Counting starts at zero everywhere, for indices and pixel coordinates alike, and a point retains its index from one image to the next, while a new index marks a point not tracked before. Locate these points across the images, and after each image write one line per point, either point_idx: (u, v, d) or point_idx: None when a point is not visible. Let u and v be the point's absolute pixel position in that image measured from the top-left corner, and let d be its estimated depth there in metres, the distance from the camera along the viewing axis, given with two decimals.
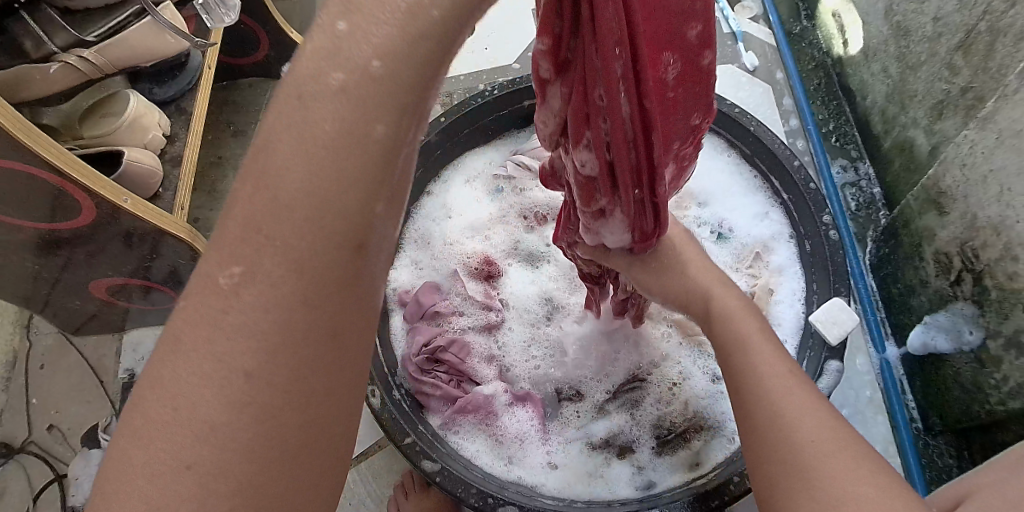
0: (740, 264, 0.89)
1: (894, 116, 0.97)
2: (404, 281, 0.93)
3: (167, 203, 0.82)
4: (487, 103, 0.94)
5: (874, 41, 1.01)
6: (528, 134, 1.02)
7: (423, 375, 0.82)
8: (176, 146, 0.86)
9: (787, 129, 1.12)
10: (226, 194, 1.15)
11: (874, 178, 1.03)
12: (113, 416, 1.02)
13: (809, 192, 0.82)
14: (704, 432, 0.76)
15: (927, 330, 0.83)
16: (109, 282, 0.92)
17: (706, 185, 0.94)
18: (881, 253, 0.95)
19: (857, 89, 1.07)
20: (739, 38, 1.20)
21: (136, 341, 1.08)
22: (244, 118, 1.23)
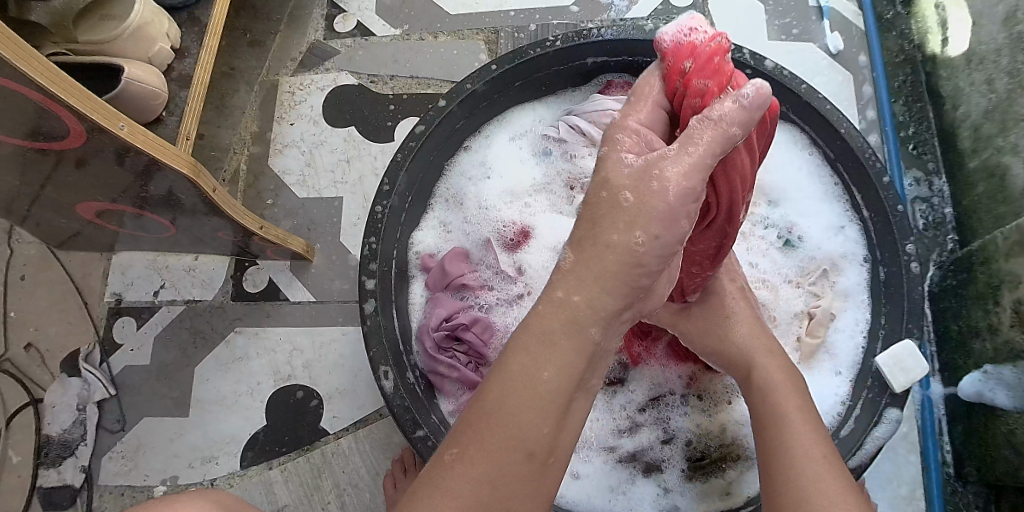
0: (802, 278, 0.81)
1: (989, 136, 0.88)
2: (429, 245, 0.86)
3: (171, 130, 0.71)
4: (542, 56, 0.83)
5: (984, 47, 0.90)
6: (584, 93, 0.91)
7: (440, 353, 0.76)
8: (185, 62, 0.75)
9: (862, 120, 1.03)
10: (237, 112, 1.06)
11: (948, 196, 0.95)
12: (96, 343, 0.96)
13: (895, 215, 0.73)
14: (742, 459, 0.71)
15: (984, 380, 0.78)
16: (99, 205, 0.83)
17: (779, 182, 0.85)
18: (946, 283, 0.88)
19: (949, 95, 0.97)
20: (825, 14, 1.08)
21: (126, 264, 1.00)
22: (262, 27, 1.10)
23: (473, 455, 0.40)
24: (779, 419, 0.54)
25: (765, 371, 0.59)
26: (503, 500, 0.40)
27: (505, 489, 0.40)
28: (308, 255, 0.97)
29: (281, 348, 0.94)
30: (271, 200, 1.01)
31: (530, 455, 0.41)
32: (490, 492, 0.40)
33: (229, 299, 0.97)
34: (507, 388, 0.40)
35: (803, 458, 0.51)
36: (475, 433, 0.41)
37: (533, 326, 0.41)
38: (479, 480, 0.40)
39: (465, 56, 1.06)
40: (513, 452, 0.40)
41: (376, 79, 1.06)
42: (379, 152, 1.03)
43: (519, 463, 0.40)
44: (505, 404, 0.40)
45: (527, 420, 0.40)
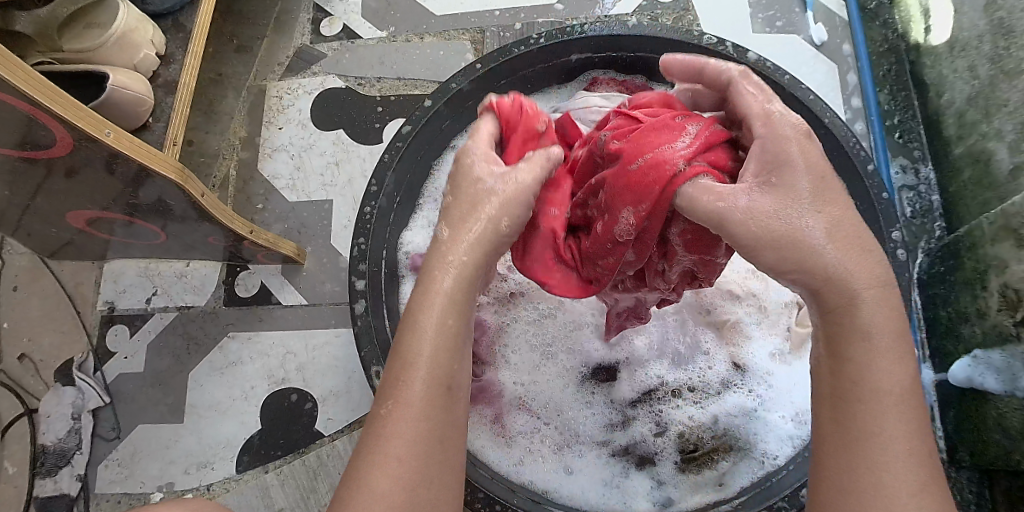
0: None
1: (973, 122, 0.88)
2: (418, 245, 0.85)
3: (157, 136, 0.71)
4: (527, 54, 0.84)
5: (966, 34, 0.90)
6: (569, 90, 0.92)
7: None
8: (169, 69, 0.75)
9: (849, 108, 1.07)
10: (225, 117, 1.06)
11: (935, 184, 0.95)
12: (89, 352, 0.96)
13: (881, 204, 0.74)
14: (734, 449, 0.71)
15: (974, 365, 0.79)
16: (89, 213, 0.83)
17: None
18: (934, 269, 0.88)
19: (932, 83, 0.97)
20: (809, 6, 1.09)
21: (118, 272, 1.00)
22: (249, 33, 1.10)
23: (409, 404, 0.46)
24: (863, 374, 0.45)
25: (870, 315, 0.46)
26: (436, 436, 0.46)
27: (439, 421, 0.46)
28: (299, 259, 0.97)
29: (274, 352, 0.95)
30: (262, 204, 1.02)
31: (450, 391, 0.48)
32: (425, 431, 0.45)
33: (222, 304, 0.97)
34: (420, 332, 0.48)
35: (891, 421, 0.44)
36: (404, 385, 0.46)
37: (435, 284, 0.50)
38: (417, 422, 0.45)
39: (451, 57, 1.06)
40: (438, 389, 0.47)
41: (363, 81, 1.06)
42: (367, 154, 1.03)
43: (445, 401, 0.47)
44: (424, 352, 0.47)
45: (447, 363, 0.48)
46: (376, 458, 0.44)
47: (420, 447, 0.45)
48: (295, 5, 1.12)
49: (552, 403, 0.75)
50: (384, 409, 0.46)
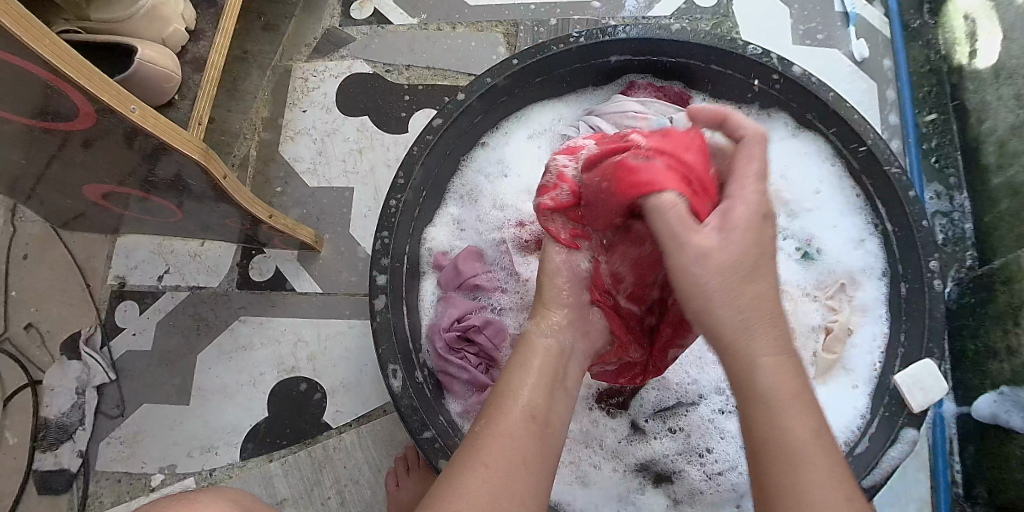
0: (818, 291, 0.80)
1: (1015, 152, 0.86)
2: (441, 243, 0.84)
3: (183, 114, 0.69)
4: (565, 53, 0.82)
5: (1015, 62, 0.87)
6: (605, 93, 0.90)
7: (450, 354, 0.74)
8: (198, 45, 0.73)
9: (885, 124, 1.02)
10: (248, 96, 1.04)
11: (969, 212, 0.93)
12: (98, 327, 0.95)
13: (920, 232, 0.72)
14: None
15: (1000, 401, 0.77)
16: (106, 187, 0.81)
17: (799, 193, 0.83)
18: (964, 301, 0.86)
19: (974, 109, 0.95)
20: (851, 21, 1.06)
21: (130, 248, 0.98)
22: (277, 11, 1.08)
23: (497, 438, 0.49)
24: None
25: None
26: (515, 461, 0.47)
27: (525, 452, 0.48)
28: (316, 246, 0.95)
29: (285, 339, 0.93)
30: (280, 187, 1.00)
31: (538, 421, 0.50)
32: (505, 463, 0.47)
33: (234, 287, 0.96)
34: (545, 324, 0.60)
35: None
36: (501, 413, 0.50)
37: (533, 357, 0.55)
38: (500, 456, 0.47)
39: (483, 49, 1.04)
40: (531, 420, 0.50)
41: (392, 68, 1.04)
42: (392, 143, 1.01)
43: (519, 446, 0.48)
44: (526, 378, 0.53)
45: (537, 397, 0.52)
46: (465, 471, 0.46)
47: (501, 474, 0.46)
48: None
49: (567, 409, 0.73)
50: (479, 424, 0.50)
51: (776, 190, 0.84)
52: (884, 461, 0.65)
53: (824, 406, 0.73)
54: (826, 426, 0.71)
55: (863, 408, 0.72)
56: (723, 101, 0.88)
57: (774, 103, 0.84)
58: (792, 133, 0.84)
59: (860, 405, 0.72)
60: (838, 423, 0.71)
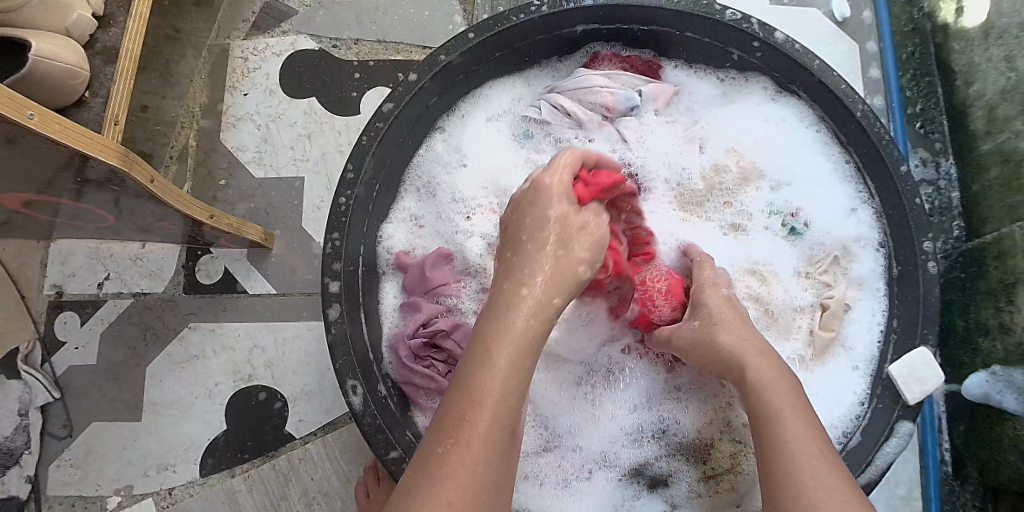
0: (812, 266, 0.75)
1: (1006, 117, 0.81)
2: (400, 241, 0.77)
3: (96, 113, 0.62)
4: (524, 24, 0.74)
5: (1007, 20, 0.83)
6: (568, 66, 0.83)
7: (416, 363, 0.70)
8: (110, 31, 0.65)
9: (866, 82, 0.96)
10: (183, 80, 0.94)
11: (956, 179, 0.89)
12: (35, 342, 0.87)
13: (915, 210, 0.67)
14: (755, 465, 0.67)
15: (991, 381, 0.73)
16: (24, 195, 0.73)
17: (780, 162, 0.78)
18: (953, 275, 0.82)
19: (961, 70, 0.89)
20: None
21: (65, 253, 0.90)
22: None
23: (467, 442, 0.44)
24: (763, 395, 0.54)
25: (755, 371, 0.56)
26: (495, 480, 0.44)
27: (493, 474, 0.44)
28: (267, 244, 0.88)
29: (241, 345, 0.87)
30: (225, 181, 0.92)
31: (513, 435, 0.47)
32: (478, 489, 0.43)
33: (183, 292, 0.89)
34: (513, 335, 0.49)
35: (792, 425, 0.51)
36: (469, 423, 0.44)
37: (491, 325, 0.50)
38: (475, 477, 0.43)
39: (438, 18, 0.95)
40: (494, 437, 0.45)
41: (339, 43, 0.95)
42: (343, 127, 0.93)
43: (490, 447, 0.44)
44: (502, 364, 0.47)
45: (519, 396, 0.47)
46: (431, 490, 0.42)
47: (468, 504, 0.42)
48: None
49: (564, 421, 0.69)
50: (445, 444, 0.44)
51: (752, 160, 0.79)
52: (878, 458, 0.62)
53: (822, 391, 0.69)
54: (824, 412, 0.68)
55: (862, 392, 0.68)
56: (695, 67, 0.81)
57: (752, 69, 0.77)
58: (771, 97, 0.78)
59: (859, 390, 0.68)
60: (836, 411, 0.68)
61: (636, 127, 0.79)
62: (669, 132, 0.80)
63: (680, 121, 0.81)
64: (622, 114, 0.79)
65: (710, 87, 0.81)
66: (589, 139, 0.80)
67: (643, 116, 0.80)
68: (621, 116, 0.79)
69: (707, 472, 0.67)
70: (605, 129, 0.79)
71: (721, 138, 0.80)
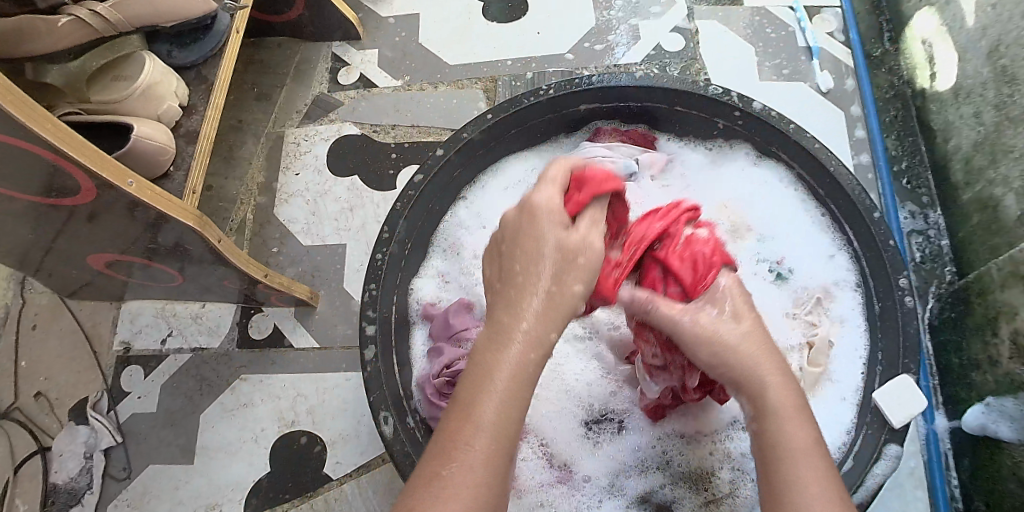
0: (799, 308, 0.82)
1: (980, 168, 0.87)
2: (428, 294, 0.88)
3: (178, 184, 0.75)
4: (536, 105, 0.86)
5: (970, 81, 0.89)
6: (575, 140, 0.94)
7: (439, 402, 0.77)
8: (192, 118, 0.80)
9: (852, 140, 1.03)
10: (243, 163, 1.09)
11: (945, 228, 0.94)
12: (104, 392, 0.98)
13: (887, 251, 0.74)
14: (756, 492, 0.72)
15: (987, 413, 0.78)
16: (109, 255, 0.86)
17: (766, 218, 0.88)
18: (944, 316, 0.88)
19: (939, 129, 0.96)
20: (815, 54, 1.09)
21: (135, 313, 1.03)
22: (269, 81, 1.15)
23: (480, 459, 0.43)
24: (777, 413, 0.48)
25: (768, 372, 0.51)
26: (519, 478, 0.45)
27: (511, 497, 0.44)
28: (312, 302, 0.98)
29: (285, 394, 0.95)
30: (276, 247, 1.04)
31: None
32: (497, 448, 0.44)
33: (235, 346, 0.99)
34: (467, 463, 0.43)
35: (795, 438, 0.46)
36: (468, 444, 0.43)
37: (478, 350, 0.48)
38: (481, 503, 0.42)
39: (463, 104, 1.09)
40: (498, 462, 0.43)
41: (378, 128, 1.10)
42: (381, 200, 1.05)
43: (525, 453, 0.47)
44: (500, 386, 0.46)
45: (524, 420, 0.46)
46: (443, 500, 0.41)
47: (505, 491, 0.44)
48: (314, 55, 1.17)
49: (578, 456, 0.75)
50: (449, 468, 0.43)
51: (739, 217, 0.89)
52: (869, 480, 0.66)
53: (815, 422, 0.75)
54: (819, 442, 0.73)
55: (849, 422, 0.73)
56: (685, 139, 0.92)
57: (737, 137, 0.88)
58: (753, 161, 0.88)
59: (847, 419, 0.73)
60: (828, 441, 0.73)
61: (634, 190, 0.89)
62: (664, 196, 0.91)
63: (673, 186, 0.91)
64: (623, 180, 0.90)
65: (699, 155, 0.92)
66: None
67: (641, 181, 0.91)
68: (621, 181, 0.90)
69: (713, 498, 0.72)
70: None
71: (711, 199, 0.91)
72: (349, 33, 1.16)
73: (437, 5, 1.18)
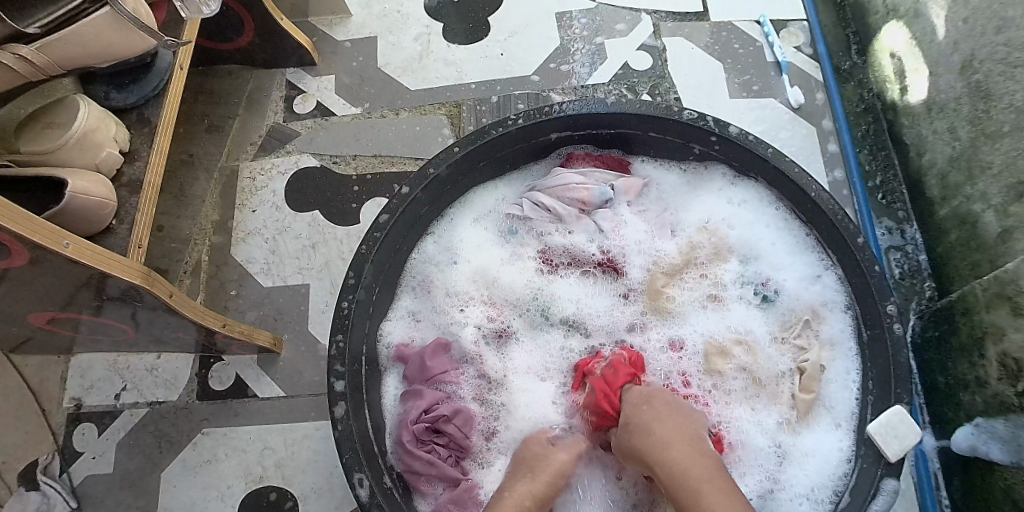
0: (786, 332, 0.80)
1: (957, 184, 0.86)
2: (399, 335, 0.83)
3: (122, 239, 0.70)
4: (506, 135, 0.82)
5: (942, 96, 0.88)
6: (545, 166, 0.91)
7: (419, 448, 0.73)
8: (135, 164, 0.75)
9: (825, 154, 1.02)
10: (197, 200, 1.03)
11: (922, 243, 0.93)
12: (54, 454, 0.91)
13: (873, 276, 0.72)
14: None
15: (976, 433, 0.77)
16: (50, 312, 0.79)
17: (748, 238, 0.85)
18: (928, 334, 0.86)
19: (912, 144, 0.96)
20: (783, 69, 1.07)
21: (86, 367, 0.96)
22: (221, 112, 1.09)
23: None
24: None
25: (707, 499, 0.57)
26: None
27: None
28: (276, 348, 0.93)
29: (251, 448, 0.90)
30: (235, 290, 0.98)
31: None
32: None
33: (195, 398, 0.93)
34: None
35: None
36: None
37: None
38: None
39: (427, 131, 1.05)
40: None
41: (339, 159, 1.05)
42: (345, 235, 1.00)
43: None
44: None
45: None
46: None
47: None
48: (268, 83, 1.12)
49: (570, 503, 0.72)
50: None
51: (722, 238, 0.86)
52: None
53: (811, 452, 0.72)
54: (814, 472, 0.71)
55: (848, 449, 0.71)
56: (660, 162, 0.90)
57: (712, 160, 0.85)
58: (731, 182, 0.86)
59: (844, 447, 0.71)
60: (826, 471, 0.71)
61: (611, 217, 0.86)
62: (641, 220, 0.87)
63: (650, 210, 0.89)
64: (598, 207, 0.87)
65: (675, 177, 0.89)
66: (568, 231, 0.87)
67: (617, 207, 0.88)
68: (596, 209, 0.87)
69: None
70: (583, 222, 0.87)
71: (691, 221, 0.88)
72: (304, 59, 1.10)
73: (395, 27, 1.14)
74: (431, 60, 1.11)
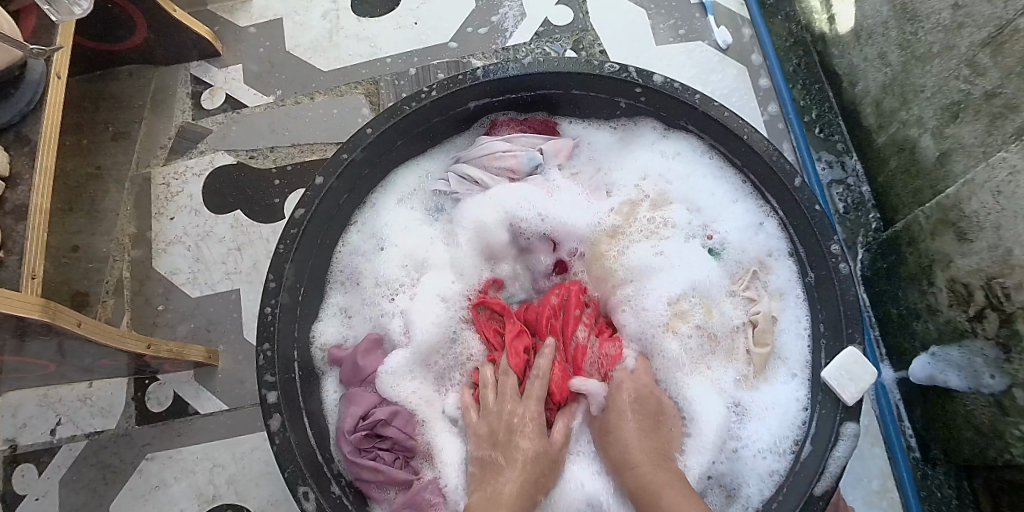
0: (735, 284, 0.77)
1: (891, 111, 0.84)
2: (333, 335, 0.79)
3: (12, 272, 0.64)
4: (421, 110, 0.77)
5: (870, 21, 0.85)
6: (469, 138, 0.86)
7: (360, 456, 0.69)
8: (17, 191, 0.68)
9: (757, 90, 1.00)
10: (110, 215, 0.96)
11: (863, 175, 0.91)
12: None
13: (814, 217, 0.70)
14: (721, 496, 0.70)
15: (933, 362, 0.75)
16: None
17: (683, 190, 0.82)
18: (875, 266, 0.85)
19: (844, 74, 0.93)
20: (709, 9, 1.03)
21: (15, 406, 0.90)
22: (125, 117, 1.02)
23: None
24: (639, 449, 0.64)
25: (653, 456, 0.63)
26: None
27: None
28: (212, 361, 0.88)
29: (200, 467, 0.86)
30: (163, 305, 0.93)
31: None
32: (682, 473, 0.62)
33: (135, 424, 0.88)
34: None
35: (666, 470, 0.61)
36: None
37: None
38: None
39: (346, 114, 0.99)
40: None
41: (256, 153, 0.98)
42: (271, 233, 0.95)
43: None
44: None
45: None
46: None
47: None
48: (171, 80, 1.04)
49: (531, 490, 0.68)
50: None
51: (659, 192, 0.82)
52: (829, 466, 0.63)
53: (769, 407, 0.71)
54: (773, 428, 0.69)
55: (805, 398, 0.70)
56: (588, 120, 0.86)
57: (640, 113, 0.82)
58: (662, 134, 0.82)
59: (801, 395, 0.70)
60: (783, 424, 0.69)
61: (542, 184, 0.82)
62: (572, 185, 0.83)
63: (581, 172, 0.85)
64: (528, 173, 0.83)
65: (606, 133, 0.86)
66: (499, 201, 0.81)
67: (548, 171, 0.84)
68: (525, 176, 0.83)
69: None
70: (514, 192, 0.81)
71: (624, 180, 0.84)
72: (207, 50, 1.03)
73: (301, 6, 1.06)
74: (343, 36, 1.04)
